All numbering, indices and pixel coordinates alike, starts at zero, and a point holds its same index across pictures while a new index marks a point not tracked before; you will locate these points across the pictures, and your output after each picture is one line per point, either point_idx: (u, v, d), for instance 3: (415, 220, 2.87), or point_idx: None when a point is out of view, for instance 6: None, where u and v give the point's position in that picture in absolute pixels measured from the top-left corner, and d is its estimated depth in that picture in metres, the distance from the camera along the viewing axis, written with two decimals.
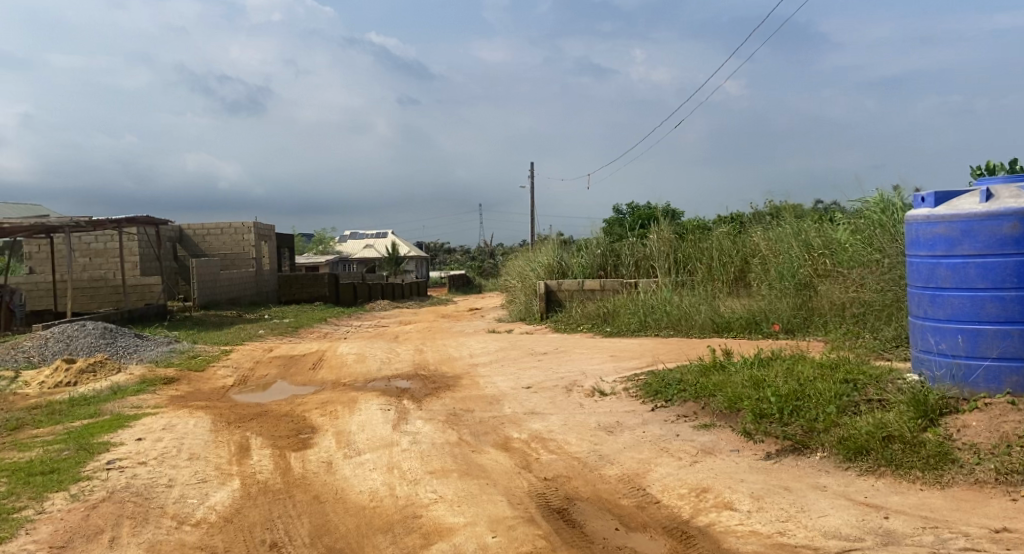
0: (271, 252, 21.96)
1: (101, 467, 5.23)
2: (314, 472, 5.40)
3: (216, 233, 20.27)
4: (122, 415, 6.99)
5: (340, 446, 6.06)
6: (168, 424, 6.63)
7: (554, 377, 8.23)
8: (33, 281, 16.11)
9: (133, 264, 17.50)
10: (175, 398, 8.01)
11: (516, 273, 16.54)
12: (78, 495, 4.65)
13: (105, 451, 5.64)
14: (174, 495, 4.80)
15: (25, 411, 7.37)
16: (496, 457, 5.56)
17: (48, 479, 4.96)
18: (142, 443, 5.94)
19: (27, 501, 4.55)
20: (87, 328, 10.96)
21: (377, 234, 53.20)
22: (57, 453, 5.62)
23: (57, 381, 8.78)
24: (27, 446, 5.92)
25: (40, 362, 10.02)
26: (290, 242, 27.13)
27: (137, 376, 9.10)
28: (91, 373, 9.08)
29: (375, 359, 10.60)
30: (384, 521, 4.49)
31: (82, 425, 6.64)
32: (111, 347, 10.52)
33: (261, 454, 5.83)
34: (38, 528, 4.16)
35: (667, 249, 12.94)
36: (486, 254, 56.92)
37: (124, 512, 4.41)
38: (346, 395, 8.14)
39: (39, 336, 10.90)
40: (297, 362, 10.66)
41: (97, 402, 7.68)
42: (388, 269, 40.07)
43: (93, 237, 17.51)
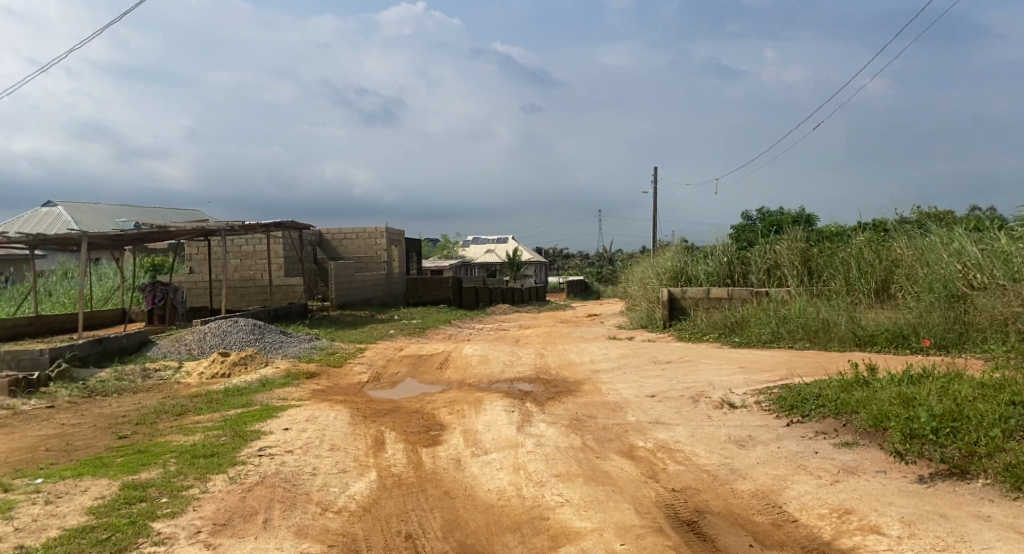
0: (399, 256, 22.83)
1: (254, 453, 5.65)
2: (444, 468, 5.57)
3: (352, 237, 21.32)
4: (271, 407, 7.50)
5: (468, 444, 6.22)
6: (311, 416, 7.06)
7: (680, 387, 8.08)
8: (193, 281, 17.59)
9: (278, 266, 18.73)
10: (315, 392, 8.50)
11: (637, 280, 16.35)
12: (235, 478, 5.04)
13: (256, 439, 6.09)
14: (318, 483, 5.10)
15: (188, 399, 8.06)
16: (622, 465, 5.53)
17: (211, 462, 5.40)
18: (288, 432, 6.36)
19: (194, 481, 4.99)
20: (240, 324, 11.84)
21: (498, 239, 54.19)
22: (216, 438, 6.12)
23: (214, 372, 9.54)
24: (190, 431, 6.47)
25: (199, 354, 10.93)
26: (417, 246, 28.11)
27: (282, 370, 9.74)
28: (243, 366, 9.81)
29: (498, 362, 10.81)
30: (513, 520, 4.57)
31: (236, 413, 7.19)
32: (260, 343, 11.31)
33: (394, 448, 6.09)
34: (203, 506, 4.54)
35: (799, 258, 12.41)
36: (606, 260, 56.52)
37: (274, 496, 4.74)
38: (472, 395, 8.35)
39: (199, 330, 11.88)
40: (425, 361, 11.05)
41: (249, 393, 8.29)
42: (509, 273, 40.64)
43: (244, 240, 18.87)
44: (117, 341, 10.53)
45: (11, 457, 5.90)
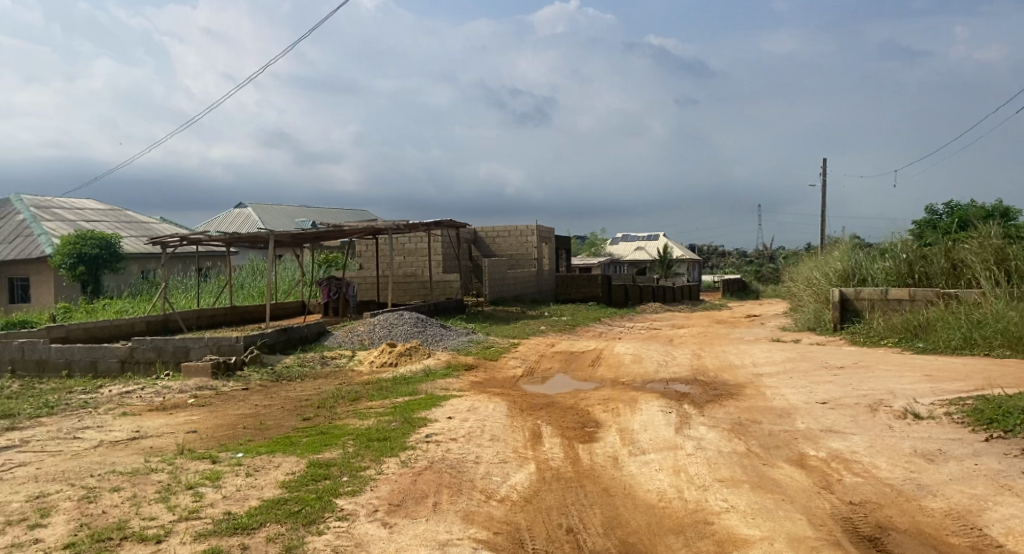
0: (550, 253, 23.07)
1: (422, 439, 5.91)
2: (602, 465, 5.55)
3: (504, 235, 21.75)
4: (435, 396, 7.82)
5: (625, 443, 6.16)
6: (472, 406, 7.28)
7: (855, 394, 7.54)
8: (362, 277, 18.71)
9: (437, 263, 19.52)
10: (474, 384, 8.76)
11: (802, 279, 15.47)
12: (406, 462, 5.30)
13: (423, 425, 6.37)
14: (481, 471, 5.25)
15: (361, 386, 8.59)
16: (792, 474, 5.24)
17: (384, 445, 5.72)
18: (452, 421, 6.60)
19: (370, 462, 5.30)
20: (404, 317, 12.46)
21: (650, 236, 53.28)
22: (387, 423, 6.47)
23: (383, 360, 10.11)
24: (363, 416, 6.88)
25: (369, 344, 11.60)
26: (567, 244, 28.25)
27: (444, 362, 10.14)
28: (408, 356, 10.31)
29: (653, 361, 10.62)
30: (675, 522, 4.48)
31: (403, 401, 7.56)
32: (423, 335, 11.84)
33: (552, 442, 6.15)
34: (379, 486, 4.81)
35: (997, 256, 11.20)
36: (764, 258, 53.97)
37: (442, 481, 4.93)
38: (627, 394, 8.26)
39: (368, 322, 12.62)
40: (579, 358, 11.06)
41: (414, 382, 8.70)
42: (660, 271, 39.82)
43: (407, 238, 19.81)
44: (300, 330, 11.41)
45: (215, 432, 6.56)
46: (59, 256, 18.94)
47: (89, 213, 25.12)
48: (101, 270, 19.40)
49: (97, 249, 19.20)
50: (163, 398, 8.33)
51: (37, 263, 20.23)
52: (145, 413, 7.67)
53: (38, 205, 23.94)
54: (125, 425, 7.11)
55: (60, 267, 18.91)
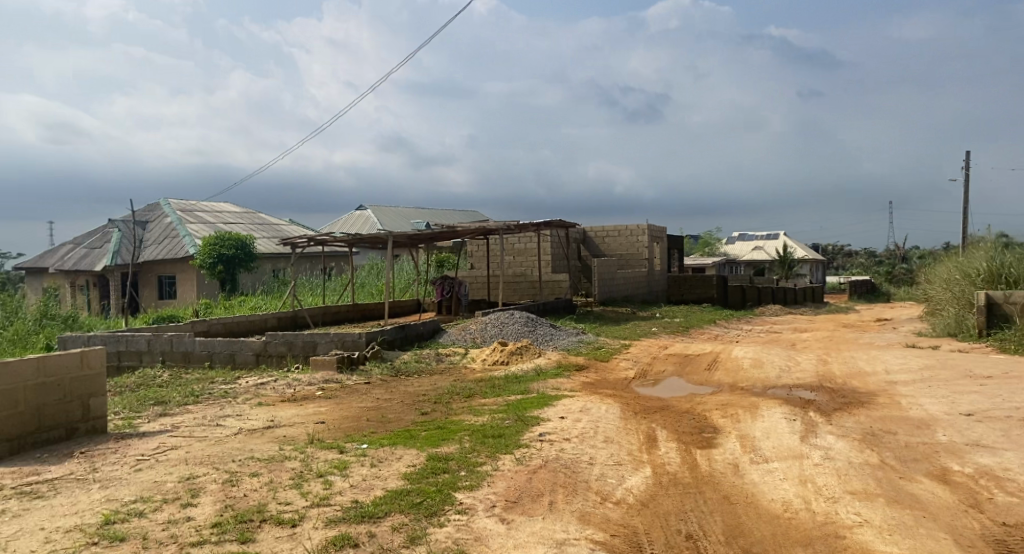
0: (661, 253, 22.62)
1: (536, 438, 5.93)
2: (722, 472, 5.37)
3: (614, 235, 21.49)
4: (547, 395, 7.83)
5: (746, 450, 5.93)
6: (585, 407, 7.24)
7: (1005, 407, 6.92)
8: (472, 276, 19.09)
9: (547, 263, 19.57)
10: (586, 384, 8.70)
11: (940, 281, 14.40)
12: (521, 460, 5.33)
13: (536, 424, 6.38)
14: (596, 472, 5.19)
15: (474, 383, 8.72)
16: (934, 489, 4.87)
17: (499, 442, 5.78)
18: (565, 421, 6.59)
19: (486, 458, 5.36)
20: (515, 317, 12.57)
21: (769, 235, 51.24)
22: (500, 421, 6.53)
23: (494, 359, 10.23)
24: (478, 413, 6.98)
25: (482, 342, 11.78)
26: (680, 243, 27.62)
27: (555, 361, 10.13)
28: (519, 355, 10.38)
29: (773, 366, 10.18)
30: (803, 534, 4.26)
31: (516, 399, 7.61)
32: (534, 334, 11.89)
33: (668, 446, 6.00)
34: (496, 482, 4.86)
35: None
36: (895, 259, 50.67)
37: (557, 481, 4.92)
38: (747, 399, 7.96)
39: (480, 320, 12.81)
40: (694, 361, 10.77)
41: (526, 381, 8.74)
42: (780, 272, 38.17)
43: (516, 238, 19.97)
44: (416, 328, 11.74)
45: (340, 424, 6.85)
46: (201, 256, 20.38)
47: (226, 216, 26.91)
48: (238, 269, 20.73)
49: (234, 250, 20.52)
50: (294, 390, 8.79)
51: (182, 262, 21.90)
52: (278, 403, 8.12)
53: (184, 209, 25.87)
54: (260, 414, 7.56)
55: (202, 266, 20.36)
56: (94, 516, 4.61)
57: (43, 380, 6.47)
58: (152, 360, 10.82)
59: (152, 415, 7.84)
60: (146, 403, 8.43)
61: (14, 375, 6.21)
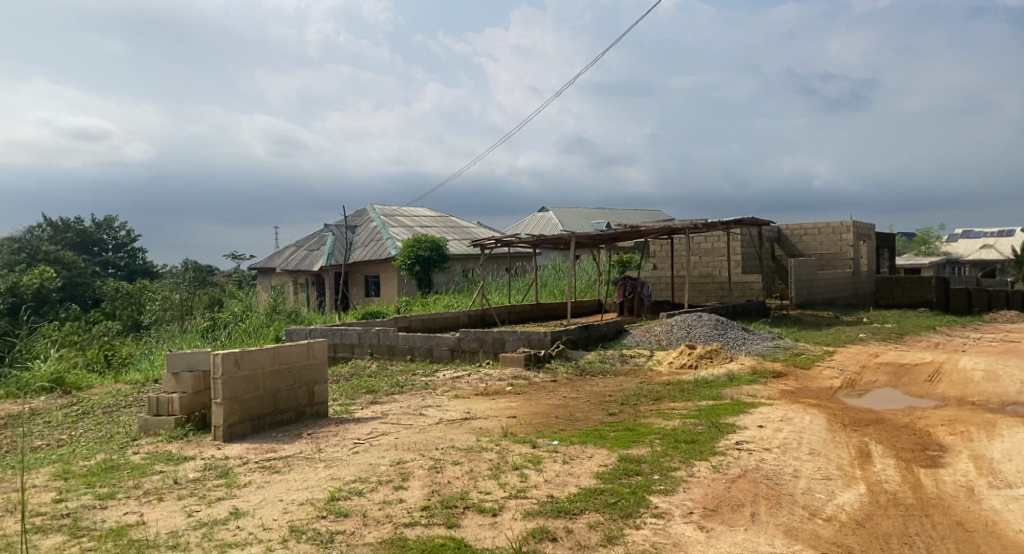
0: (869, 253, 20.81)
1: (732, 446, 5.71)
2: (952, 495, 4.84)
3: (813, 232, 20.01)
4: (742, 402, 7.51)
5: (982, 473, 5.30)
6: (785, 416, 6.84)
7: None
8: (657, 277, 18.76)
9: (737, 263, 18.76)
10: (785, 392, 8.23)
11: None
12: (719, 467, 5.16)
13: (733, 432, 6.15)
14: (803, 486, 4.90)
15: (662, 386, 8.56)
16: None
17: (693, 448, 5.63)
18: (764, 430, 6.28)
19: (681, 463, 5.25)
20: (703, 319, 12.18)
21: (1000, 232, 45.48)
22: (694, 426, 6.36)
23: (682, 362, 9.98)
24: (669, 416, 6.85)
25: (668, 344, 11.53)
26: (891, 241, 25.28)
27: (749, 367, 9.68)
28: (709, 359, 10.04)
29: (1011, 380, 9.00)
30: None
31: (709, 405, 7.38)
32: (724, 338, 11.46)
33: (886, 463, 5.52)
34: (692, 489, 4.74)
35: None
36: None
37: (760, 492, 4.71)
38: (979, 416, 7.11)
39: (666, 322, 12.53)
40: (910, 372, 9.80)
41: (718, 386, 8.44)
42: (1015, 273, 33.70)
43: (703, 237, 19.34)
44: (601, 328, 11.75)
45: (532, 419, 7.02)
46: (401, 257, 21.81)
47: (423, 219, 28.60)
48: (433, 270, 21.95)
49: (430, 251, 21.72)
50: (487, 384, 9.15)
51: (385, 262, 23.57)
52: (473, 397, 8.50)
53: (387, 213, 27.87)
54: (457, 406, 7.95)
55: (401, 266, 21.79)
56: (322, 492, 5.10)
57: (277, 367, 7.25)
58: (362, 351, 11.75)
59: (364, 403, 8.53)
60: (358, 391, 9.18)
61: (255, 362, 7.02)
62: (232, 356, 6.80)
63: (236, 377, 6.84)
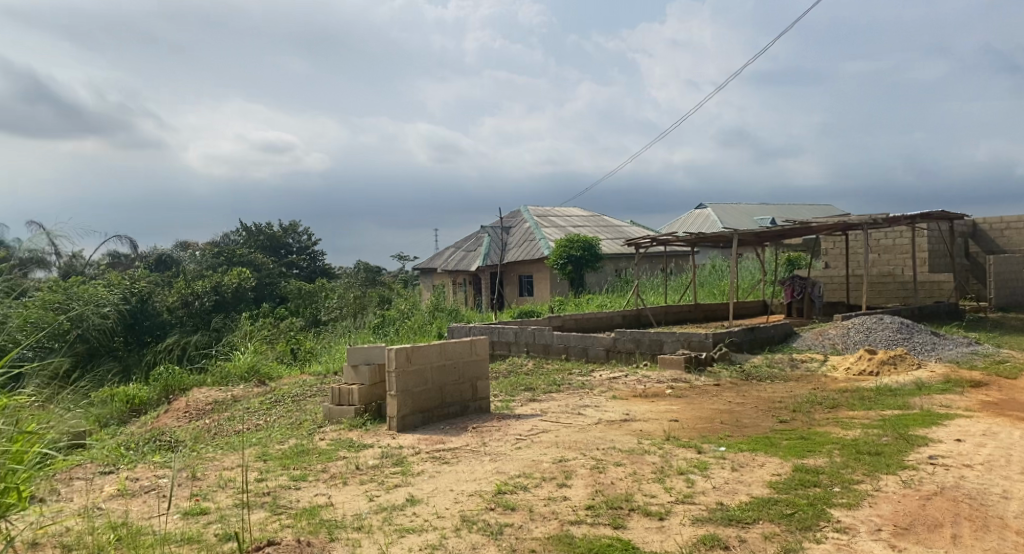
0: None
1: (924, 460, 5.24)
2: None
3: (1018, 226, 18.02)
4: (933, 413, 6.87)
5: None
6: (987, 430, 6.17)
7: None
8: (828, 276, 17.61)
9: (924, 261, 17.21)
10: (986, 404, 7.43)
11: None
12: (910, 483, 4.75)
13: (924, 445, 5.64)
14: (1013, 509, 4.40)
15: (839, 393, 8.02)
16: None
17: (878, 460, 5.23)
18: (961, 444, 5.70)
19: (864, 476, 4.90)
20: (884, 323, 11.28)
21: None
22: (878, 437, 5.91)
23: (861, 368, 9.29)
24: (848, 426, 6.40)
25: (844, 348, 10.78)
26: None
27: (940, 375, 8.84)
28: (893, 365, 9.28)
29: None
30: None
31: (894, 415, 6.82)
32: (910, 343, 10.57)
33: None
34: (880, 504, 4.40)
35: None
36: None
37: (960, 512, 4.28)
38: None
39: (842, 325, 11.72)
40: None
41: (904, 395, 7.78)
42: None
43: (883, 234, 17.91)
44: (767, 330, 11.22)
45: (695, 424, 6.82)
46: (554, 257, 22.01)
47: (577, 219, 28.68)
48: (587, 269, 21.91)
49: (583, 250, 21.71)
50: (646, 386, 9.02)
51: (540, 262, 23.83)
52: (631, 398, 8.40)
53: (541, 214, 28.21)
54: (617, 407, 7.89)
55: (555, 265, 21.97)
56: (489, 485, 5.25)
57: (444, 362, 7.55)
58: (519, 350, 11.97)
59: (523, 400, 8.69)
60: (518, 388, 9.37)
61: (425, 358, 7.35)
62: (404, 351, 7.16)
63: (407, 371, 7.20)
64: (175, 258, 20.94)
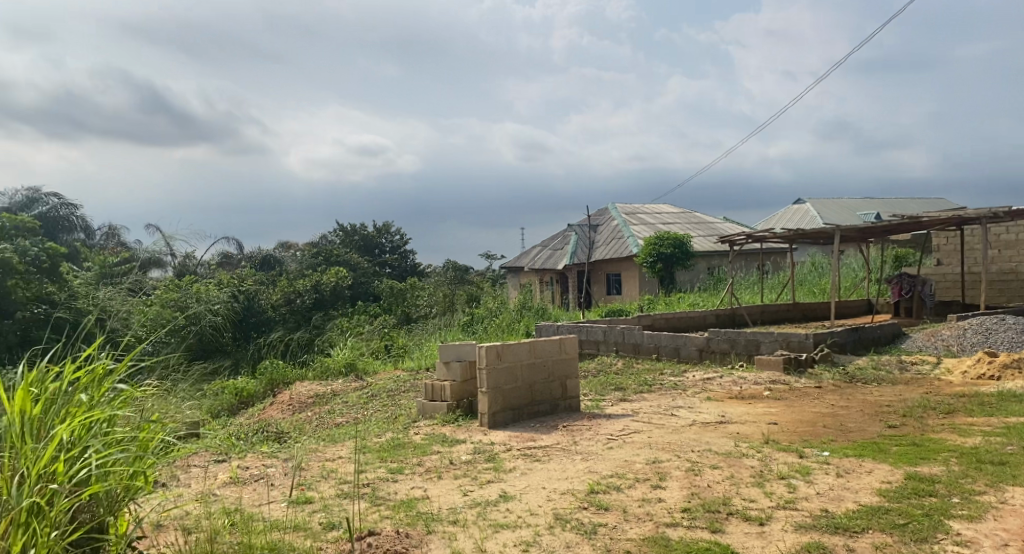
0: None
1: None
2: None
3: None
4: None
5: None
6: None
7: None
8: (941, 273, 16.60)
9: None
10: None
11: None
12: None
13: None
14: None
15: (955, 398, 7.54)
16: None
17: (1001, 471, 4.88)
18: None
19: (985, 487, 4.59)
20: (1006, 324, 10.53)
21: None
22: (1000, 445, 5.52)
23: (980, 372, 8.71)
24: (966, 433, 6.01)
25: (959, 351, 10.14)
26: None
27: None
28: (1017, 370, 8.65)
29: None
30: None
31: (1018, 422, 6.36)
32: None
33: None
34: (1004, 518, 4.11)
35: None
36: None
37: None
38: None
39: (957, 325, 11.02)
40: None
41: None
42: None
43: (1004, 228, 16.67)
44: (873, 330, 10.69)
45: (796, 427, 6.57)
46: (643, 255, 21.69)
47: (667, 216, 28.18)
48: (678, 267, 21.49)
49: (674, 248, 21.29)
50: (742, 387, 8.75)
51: (629, 260, 23.54)
52: (726, 400, 8.18)
53: (630, 211, 27.88)
54: (712, 409, 7.69)
55: (644, 263, 21.65)
56: (582, 484, 5.23)
57: (533, 360, 7.57)
58: (608, 349, 11.86)
59: (614, 399, 8.60)
60: (608, 388, 9.29)
61: (515, 355, 7.40)
62: (494, 348, 7.22)
63: (498, 368, 7.27)
64: (278, 258, 21.88)
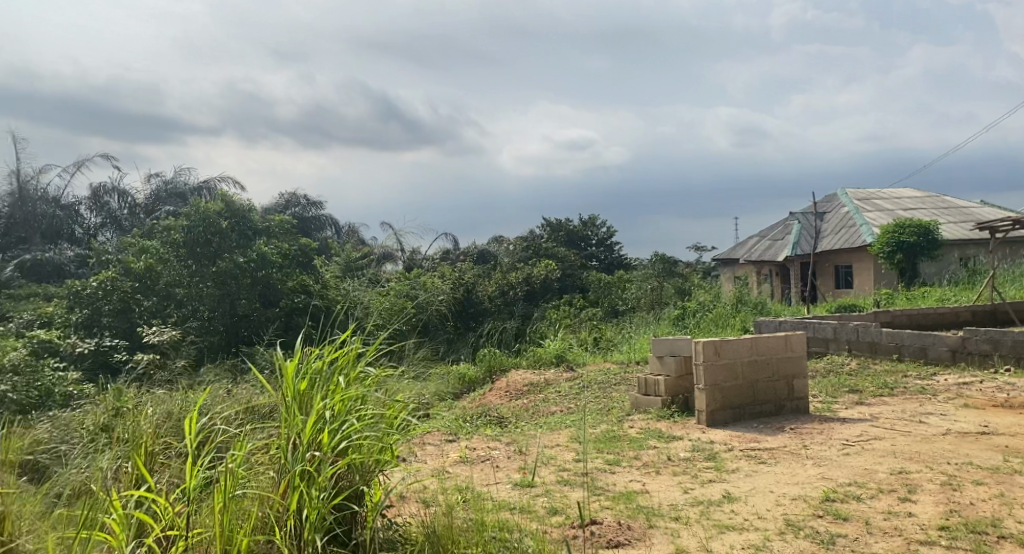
0: None
1: None
2: None
3: None
4: None
5: None
6: None
7: None
8: None
9: None
10: None
11: None
12: None
13: None
14: None
15: None
16: None
17: None
18: None
19: None
20: None
21: None
22: None
23: None
24: None
25: None
26: None
27: None
28: None
29: None
30: None
31: None
32: None
33: None
34: None
35: None
36: None
37: None
38: None
39: None
40: None
41: None
42: None
43: None
44: None
45: None
46: (879, 245, 19.81)
47: (908, 202, 25.42)
48: (921, 257, 19.30)
49: (916, 237, 19.15)
50: (1009, 394, 7.62)
51: (861, 251, 21.57)
52: (989, 408, 7.17)
53: (863, 198, 25.54)
54: (971, 417, 6.78)
55: (880, 254, 19.72)
56: (816, 490, 4.85)
57: (755, 357, 7.16)
58: (838, 347, 10.92)
59: (849, 402, 7.90)
60: (841, 389, 8.55)
61: (736, 351, 7.05)
62: (712, 344, 6.93)
63: (717, 365, 6.97)
64: (493, 253, 22.86)
